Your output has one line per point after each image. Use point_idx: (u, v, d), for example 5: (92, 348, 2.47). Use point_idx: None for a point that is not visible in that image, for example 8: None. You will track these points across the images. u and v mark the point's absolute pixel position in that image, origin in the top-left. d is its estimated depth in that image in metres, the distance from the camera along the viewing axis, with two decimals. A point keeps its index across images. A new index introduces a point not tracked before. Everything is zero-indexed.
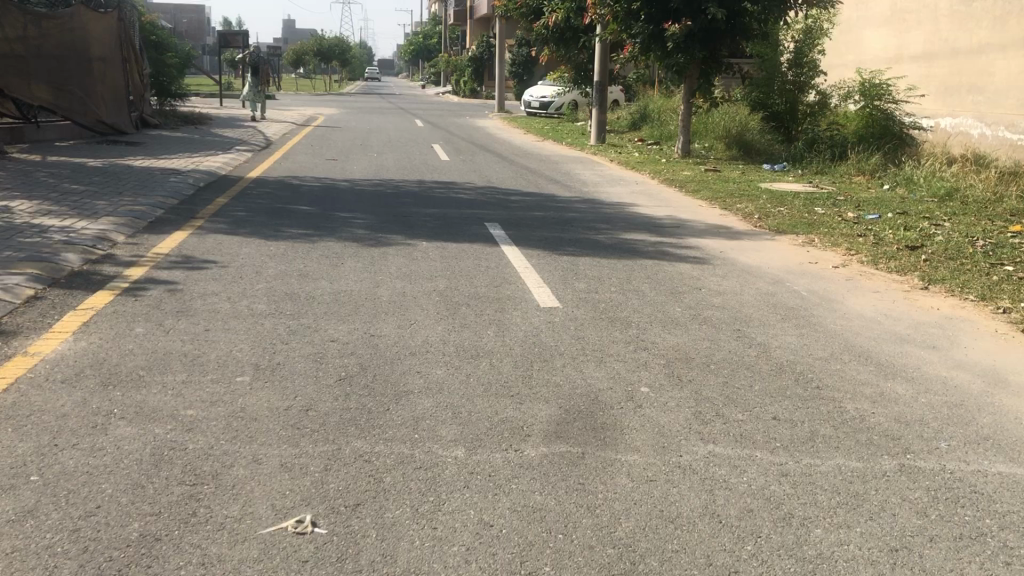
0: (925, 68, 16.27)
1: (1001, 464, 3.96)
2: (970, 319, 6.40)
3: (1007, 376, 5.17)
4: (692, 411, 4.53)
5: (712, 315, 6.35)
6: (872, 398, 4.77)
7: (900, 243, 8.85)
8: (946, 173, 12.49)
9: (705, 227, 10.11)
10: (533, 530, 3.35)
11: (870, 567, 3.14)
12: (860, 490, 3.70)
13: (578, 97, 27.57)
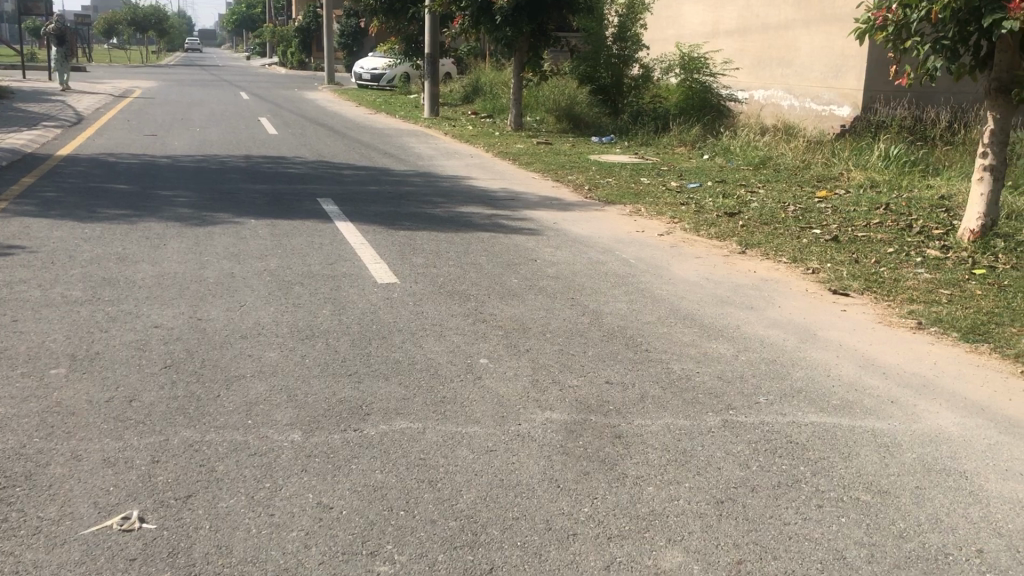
0: (739, 43, 17.10)
1: (813, 413, 4.26)
2: (782, 280, 6.82)
3: (817, 332, 5.55)
4: (529, 379, 4.62)
5: (547, 286, 6.47)
6: (697, 358, 5.01)
7: (719, 210, 9.32)
8: (760, 142, 13.22)
9: (538, 199, 10.28)
10: (374, 510, 3.32)
11: (699, 521, 3.30)
12: (688, 446, 3.89)
13: (410, 70, 27.31)
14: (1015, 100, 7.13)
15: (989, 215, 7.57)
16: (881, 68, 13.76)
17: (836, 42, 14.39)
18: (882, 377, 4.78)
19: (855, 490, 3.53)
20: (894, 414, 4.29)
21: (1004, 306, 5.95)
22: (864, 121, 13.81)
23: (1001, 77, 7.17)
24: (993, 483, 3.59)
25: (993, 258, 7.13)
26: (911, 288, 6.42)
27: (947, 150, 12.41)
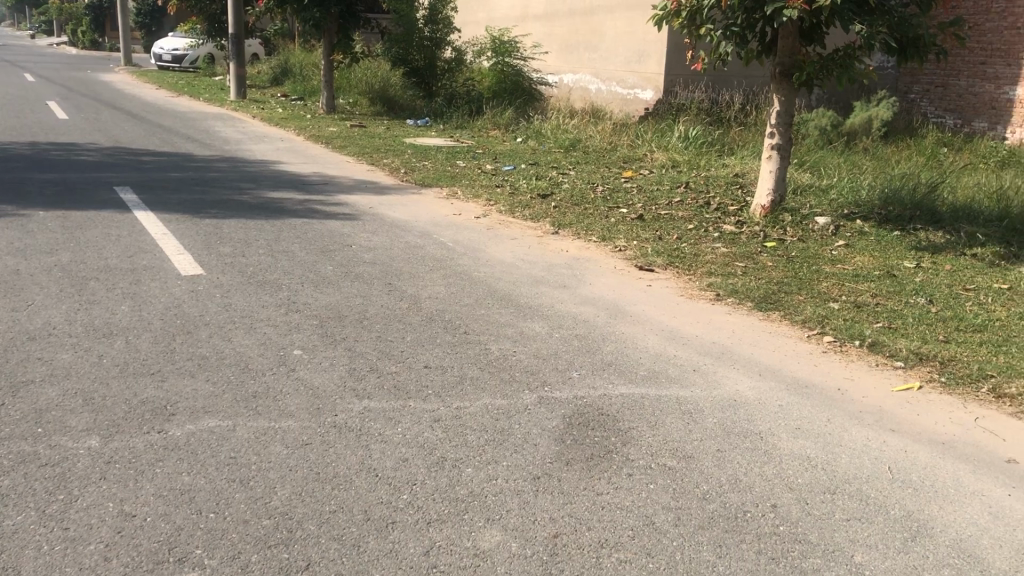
0: (548, 26, 17.44)
1: (623, 385, 4.43)
2: (592, 258, 7.03)
3: (627, 307, 5.76)
4: (345, 368, 4.54)
5: (363, 271, 6.38)
6: (513, 337, 5.09)
7: (533, 191, 9.52)
8: (569, 125, 13.57)
9: (352, 183, 10.12)
10: (182, 514, 3.16)
11: (516, 498, 3.35)
12: (505, 426, 3.94)
13: (214, 50, 26.14)
14: (797, 83, 7.65)
15: (777, 192, 8.12)
16: (679, 53, 14.35)
17: (638, 28, 14.94)
18: (685, 347, 5.03)
19: (662, 456, 3.70)
20: (697, 381, 4.53)
21: (792, 276, 6.40)
22: (666, 104, 14.36)
23: (784, 62, 7.66)
24: (785, 442, 3.85)
25: (782, 231, 7.66)
26: (710, 262, 6.78)
27: (741, 132, 13.19)
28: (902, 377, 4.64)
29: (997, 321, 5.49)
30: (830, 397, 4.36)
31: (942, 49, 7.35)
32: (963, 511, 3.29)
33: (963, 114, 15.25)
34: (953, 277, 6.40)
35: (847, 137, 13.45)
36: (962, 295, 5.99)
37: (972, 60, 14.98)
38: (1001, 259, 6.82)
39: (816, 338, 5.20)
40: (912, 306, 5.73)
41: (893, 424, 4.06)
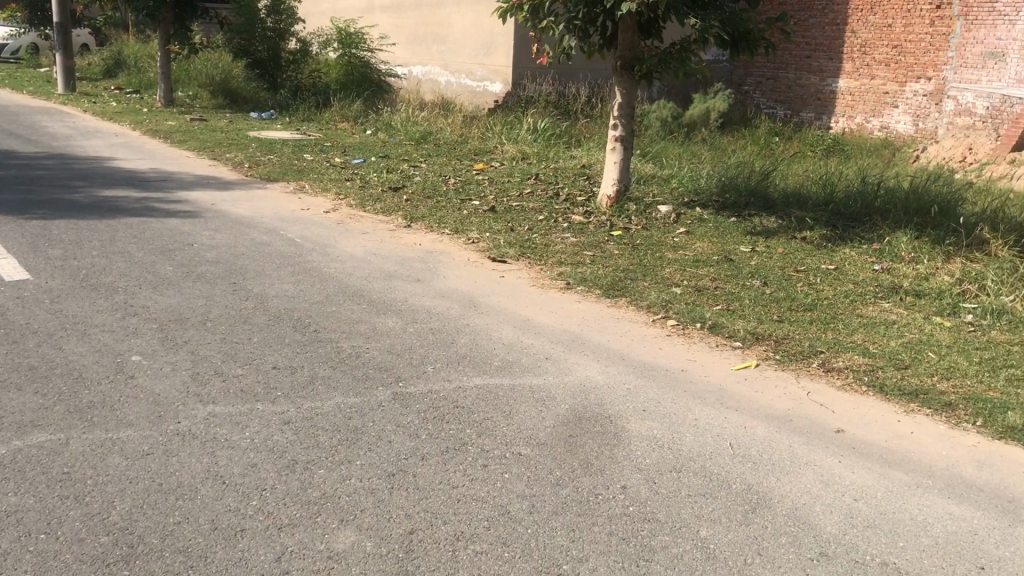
0: (394, 19, 17.28)
1: (477, 377, 4.45)
2: (445, 251, 7.01)
3: (480, 299, 5.79)
4: (188, 373, 4.35)
5: (207, 271, 6.13)
6: (365, 334, 5.01)
7: (383, 184, 9.41)
8: (419, 117, 13.48)
9: (193, 179, 9.72)
10: (8, 537, 2.95)
11: (371, 496, 3.31)
12: (358, 424, 3.88)
13: (38, 40, 24.50)
14: (637, 76, 7.88)
15: (622, 182, 8.34)
16: (525, 45, 14.49)
17: (484, 20, 15.01)
18: (537, 336, 5.10)
19: (516, 445, 3.74)
20: (549, 369, 4.60)
21: (638, 263, 6.60)
22: (515, 96, 14.48)
23: (624, 55, 7.84)
24: (633, 425, 3.96)
25: (627, 220, 7.88)
26: (561, 252, 6.90)
27: (588, 124, 13.47)
28: (741, 356, 4.86)
29: (824, 300, 5.83)
30: (675, 378, 4.52)
31: (770, 43, 7.74)
32: (797, 481, 3.48)
33: (792, 105, 16.11)
34: (785, 260, 6.76)
35: (687, 128, 13.98)
36: (793, 276, 6.34)
37: (798, 55, 15.85)
38: (827, 241, 7.25)
39: (661, 323, 5.38)
40: (749, 288, 6.01)
41: (734, 402, 4.25)
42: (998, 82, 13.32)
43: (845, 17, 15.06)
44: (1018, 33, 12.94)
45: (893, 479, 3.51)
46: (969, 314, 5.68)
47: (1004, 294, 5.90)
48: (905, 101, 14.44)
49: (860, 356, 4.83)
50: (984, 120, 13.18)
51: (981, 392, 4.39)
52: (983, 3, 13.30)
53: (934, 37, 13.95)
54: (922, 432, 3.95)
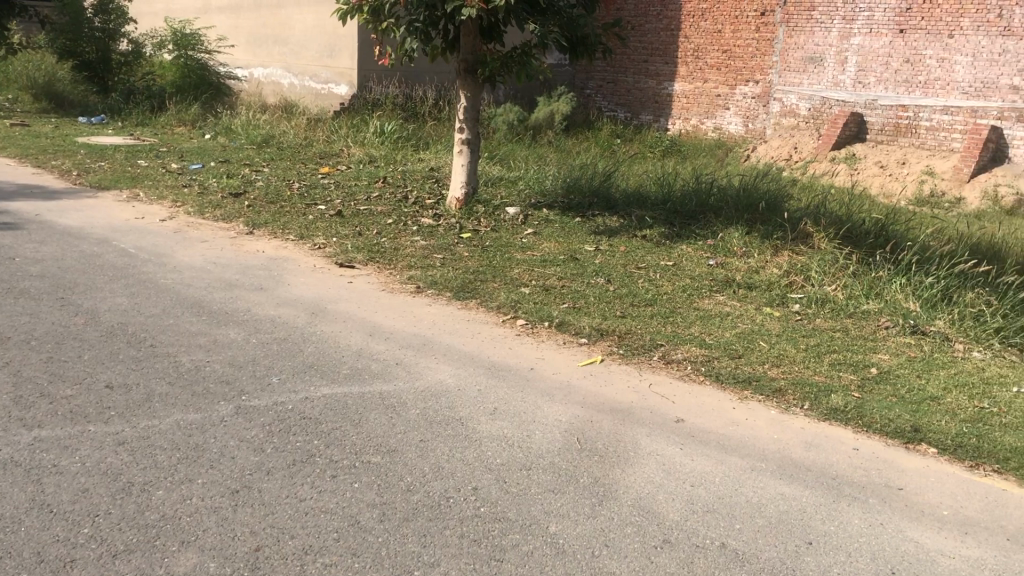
0: (233, 20, 16.75)
1: (324, 386, 4.36)
2: (291, 258, 6.85)
3: (328, 305, 5.69)
4: (11, 397, 4.05)
5: (31, 287, 5.75)
6: (206, 347, 4.83)
7: (224, 190, 9.09)
8: (261, 120, 13.10)
9: (14, 188, 9.08)
10: None
11: (214, 515, 3.18)
12: (199, 441, 3.73)
13: None
14: (480, 80, 7.96)
15: (469, 184, 8.38)
16: (368, 48, 14.32)
17: (326, 22, 14.75)
18: (386, 341, 5.05)
19: (366, 453, 3.69)
20: (398, 374, 4.56)
21: (487, 264, 6.65)
22: (360, 99, 14.29)
23: (468, 58, 7.94)
24: (483, 425, 3.99)
25: (476, 222, 7.93)
26: (409, 255, 6.87)
27: (435, 127, 13.46)
28: (587, 352, 4.98)
29: (664, 295, 6.06)
30: (525, 377, 4.58)
31: (606, 47, 7.97)
32: (641, 471, 3.59)
33: (631, 108, 16.63)
34: (626, 258, 6.97)
35: (533, 130, 14.21)
36: (636, 273, 6.55)
37: (635, 59, 16.39)
38: (665, 239, 7.53)
39: (511, 323, 5.44)
40: (593, 286, 6.17)
41: (581, 398, 4.34)
42: (817, 84, 14.14)
43: (678, 23, 15.68)
44: (833, 40, 13.85)
45: (730, 464, 3.68)
46: (796, 303, 6.04)
47: (826, 283, 6.30)
48: (735, 103, 15.19)
49: (697, 347, 5.04)
50: (807, 120, 14.09)
51: (807, 377, 4.67)
52: (802, 10, 14.10)
53: (760, 43, 14.74)
54: (755, 418, 4.16)
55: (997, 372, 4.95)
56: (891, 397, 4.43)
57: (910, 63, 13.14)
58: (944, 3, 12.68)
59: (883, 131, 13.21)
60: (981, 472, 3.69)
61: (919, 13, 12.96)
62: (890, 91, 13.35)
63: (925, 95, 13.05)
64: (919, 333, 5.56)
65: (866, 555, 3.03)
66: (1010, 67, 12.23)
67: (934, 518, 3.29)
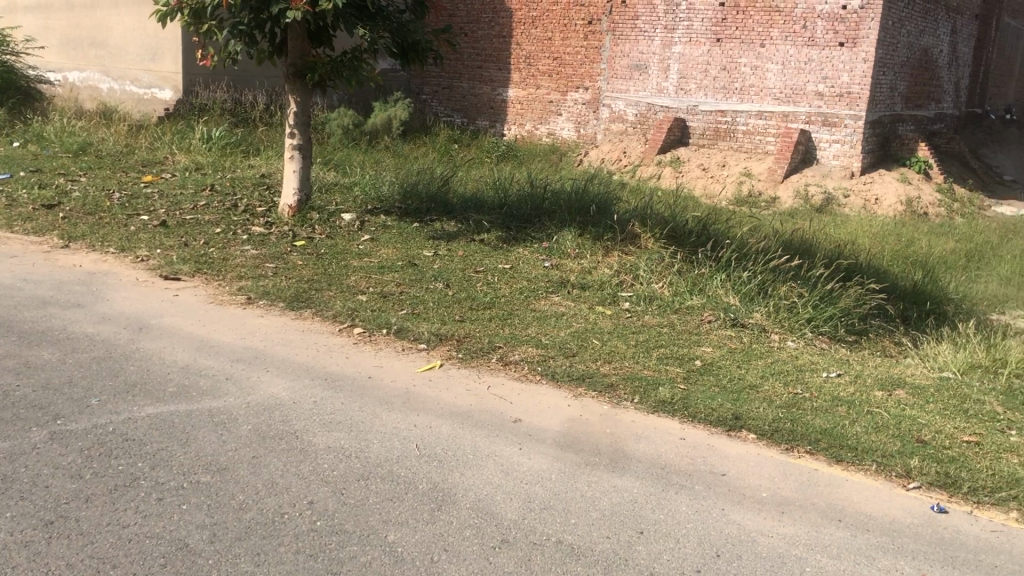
0: (42, 20, 15.68)
1: (148, 406, 4.15)
2: (111, 272, 6.48)
3: (152, 320, 5.42)
4: None
5: None
6: (16, 370, 4.49)
7: (35, 202, 8.49)
8: (76, 127, 12.33)
9: None
10: None
11: (25, 550, 2.97)
12: (8, 472, 3.46)
13: None
14: (310, 84, 7.80)
15: (302, 191, 8.20)
16: (192, 51, 13.76)
17: (146, 24, 14.05)
18: (216, 356, 4.86)
19: (194, 473, 3.54)
20: (230, 390, 4.40)
21: (322, 273, 6.53)
22: (186, 104, 13.71)
23: (295, 63, 7.72)
24: (319, 438, 3.91)
25: (311, 230, 7.77)
26: (239, 265, 6.64)
27: (267, 132, 13.10)
28: (426, 357, 4.97)
29: (501, 297, 6.13)
30: (362, 386, 4.52)
31: (437, 53, 7.99)
32: (480, 473, 3.62)
33: (467, 113, 16.74)
34: (464, 262, 7.01)
35: (369, 135, 14.08)
36: (473, 277, 6.59)
37: (469, 65, 16.50)
38: (502, 243, 7.64)
39: (347, 331, 5.36)
40: (431, 291, 6.17)
41: (418, 404, 4.33)
42: (643, 91, 14.67)
43: (510, 30, 15.91)
44: (656, 48, 14.35)
45: (565, 460, 3.76)
46: (626, 302, 6.27)
47: (654, 282, 6.56)
48: (567, 109, 15.62)
49: (533, 347, 5.13)
50: (634, 126, 14.83)
51: (638, 372, 4.84)
52: (626, 19, 14.58)
53: (589, 50, 15.15)
54: (589, 414, 4.27)
55: (809, 359, 5.31)
56: (714, 387, 4.66)
57: (727, 71, 13.78)
58: (756, 14, 13.40)
59: (704, 135, 14.13)
60: (795, 454, 3.94)
61: (733, 24, 13.63)
62: (710, 98, 14.02)
63: (740, 102, 13.75)
64: (738, 326, 5.89)
65: (695, 540, 3.17)
66: (815, 75, 13.08)
67: (754, 499, 3.49)
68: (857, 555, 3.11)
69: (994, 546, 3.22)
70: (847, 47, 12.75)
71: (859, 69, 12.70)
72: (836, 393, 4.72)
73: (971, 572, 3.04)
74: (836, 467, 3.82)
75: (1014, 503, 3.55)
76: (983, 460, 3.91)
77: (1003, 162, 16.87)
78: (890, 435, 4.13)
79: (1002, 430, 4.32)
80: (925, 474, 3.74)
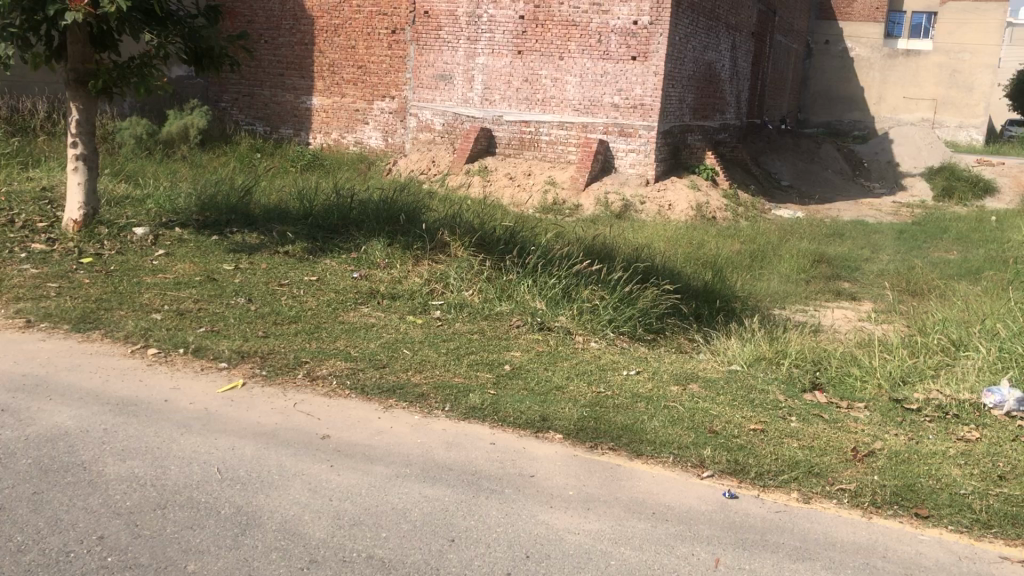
0: None
1: None
2: None
3: None
4: None
5: None
6: None
7: None
8: None
9: None
10: None
11: None
12: None
13: None
14: (92, 91, 7.30)
15: (88, 205, 7.67)
16: None
17: None
18: None
19: None
20: (6, 422, 4.04)
21: (113, 291, 6.13)
22: None
23: (76, 69, 7.21)
24: (110, 467, 3.66)
25: (99, 246, 7.29)
26: (17, 286, 6.13)
27: (49, 142, 12.19)
28: (228, 377, 4.77)
29: (308, 310, 5.99)
30: (158, 411, 4.27)
31: (233, 60, 7.69)
32: (285, 493, 3.51)
33: (269, 122, 16.26)
34: (268, 275, 6.79)
35: (164, 145, 13.40)
36: (278, 291, 6.40)
37: (270, 73, 16.03)
38: (308, 254, 7.47)
39: (141, 352, 5.06)
40: (233, 307, 5.93)
41: (220, 426, 4.14)
42: (448, 102, 14.78)
43: (312, 38, 15.60)
44: (460, 59, 14.50)
45: (375, 474, 3.71)
46: (437, 310, 6.29)
47: (464, 289, 6.62)
48: (373, 118, 15.53)
49: (341, 361, 5.04)
50: (441, 135, 14.94)
51: (447, 380, 4.86)
52: (429, 30, 14.64)
53: (393, 60, 15.10)
54: (399, 425, 4.24)
55: (611, 359, 5.53)
56: (523, 391, 4.76)
57: (528, 83, 14.12)
58: (554, 27, 13.81)
59: (509, 145, 14.42)
60: (599, 451, 4.08)
61: (532, 36, 13.98)
62: (513, 108, 14.32)
63: (543, 112, 14.14)
64: (545, 329, 6.06)
65: (504, 543, 3.21)
66: (611, 87, 13.65)
67: (562, 499, 3.58)
68: (657, 545, 3.26)
69: (778, 525, 3.46)
70: (639, 60, 13.40)
71: (650, 82, 13.38)
72: (636, 390, 4.93)
73: (760, 551, 3.25)
74: (637, 462, 3.99)
75: (795, 484, 3.83)
76: (768, 445, 4.20)
77: (780, 169, 18.30)
78: (685, 427, 4.36)
79: (783, 416, 4.67)
80: (717, 462, 3.98)
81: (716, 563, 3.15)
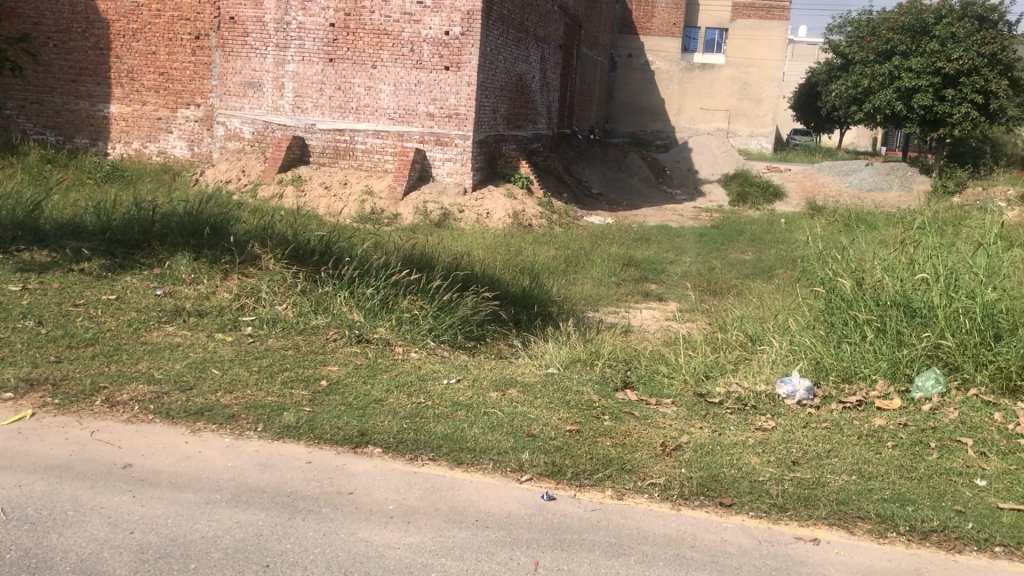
0: None
1: None
2: None
3: None
4: None
5: None
6: None
7: None
8: None
9: None
10: None
11: None
12: None
13: None
14: None
15: None
16: None
17: None
18: None
19: None
20: None
21: None
22: None
23: None
24: None
25: None
26: None
27: None
28: (14, 408, 4.39)
29: (106, 331, 5.62)
30: None
31: (15, 65, 7.11)
32: (82, 529, 3.27)
33: (61, 131, 15.18)
34: (61, 295, 6.32)
35: None
36: (71, 312, 5.97)
37: (61, 79, 14.98)
38: (106, 271, 7.01)
39: None
40: (19, 331, 5.47)
41: (4, 461, 3.80)
42: (257, 110, 14.32)
43: (107, 42, 14.69)
44: (269, 66, 14.09)
45: (182, 503, 3.52)
46: (249, 326, 6.07)
47: (278, 304, 6.42)
48: (177, 126, 14.82)
49: (144, 384, 4.75)
50: (251, 144, 14.46)
51: (260, 399, 4.68)
52: (235, 36, 14.14)
53: (197, 66, 14.47)
54: (208, 449, 4.05)
55: (431, 368, 5.52)
56: (340, 406, 4.65)
57: (341, 91, 13.90)
58: (366, 36, 13.67)
59: (323, 154, 14.15)
60: (419, 462, 4.05)
61: (344, 44, 13.78)
62: (326, 117, 14.04)
63: (357, 121, 13.95)
64: (363, 342, 5.96)
65: (321, 565, 3.13)
66: (424, 96, 13.67)
67: (381, 514, 3.53)
68: (477, 553, 3.27)
69: (594, 523, 3.56)
70: (452, 70, 13.50)
71: (464, 91, 13.51)
72: (456, 399, 4.93)
73: (577, 551, 3.33)
74: (457, 470, 4.00)
75: (608, 481, 3.96)
76: (582, 446, 4.31)
77: (590, 177, 18.95)
78: (504, 433, 4.41)
79: (597, 416, 4.81)
80: (535, 465, 4.05)
81: (535, 566, 3.19)
